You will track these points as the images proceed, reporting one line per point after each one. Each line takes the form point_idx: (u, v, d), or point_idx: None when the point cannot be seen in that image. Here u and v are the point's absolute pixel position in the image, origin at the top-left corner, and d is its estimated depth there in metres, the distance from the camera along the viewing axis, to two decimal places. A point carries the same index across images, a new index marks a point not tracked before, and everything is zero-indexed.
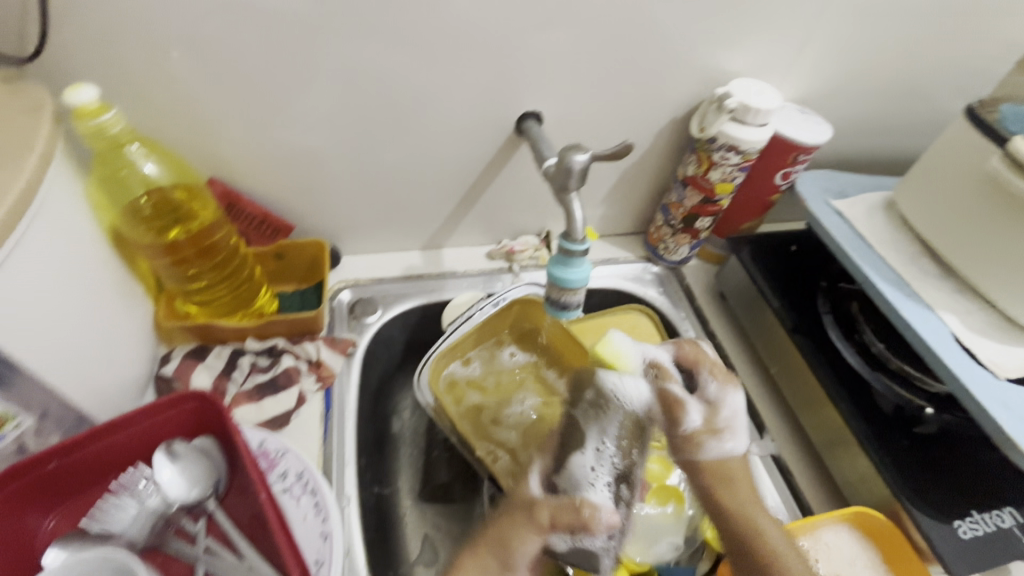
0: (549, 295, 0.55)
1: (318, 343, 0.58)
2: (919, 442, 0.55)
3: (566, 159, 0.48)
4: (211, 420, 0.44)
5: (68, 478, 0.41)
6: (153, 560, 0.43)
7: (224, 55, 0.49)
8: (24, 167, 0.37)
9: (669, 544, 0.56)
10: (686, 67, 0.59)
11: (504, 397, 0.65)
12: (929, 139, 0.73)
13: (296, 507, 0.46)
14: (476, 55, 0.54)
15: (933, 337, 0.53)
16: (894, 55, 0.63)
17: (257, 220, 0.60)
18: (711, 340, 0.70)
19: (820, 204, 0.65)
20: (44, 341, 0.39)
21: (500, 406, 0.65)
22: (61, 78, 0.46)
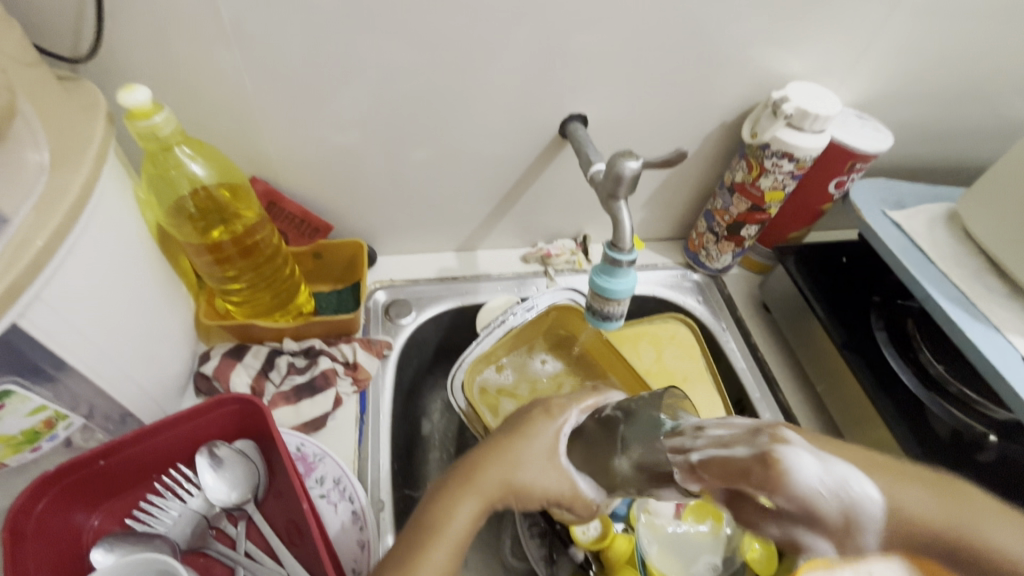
0: (590, 304, 0.54)
1: (354, 345, 0.57)
2: (982, 472, 0.52)
3: (616, 166, 0.47)
4: (251, 423, 0.45)
5: (114, 478, 0.42)
6: (194, 562, 0.42)
7: (272, 54, 0.48)
8: (81, 168, 0.37)
9: (707, 563, 0.54)
10: (740, 71, 0.56)
11: None
12: (994, 148, 0.69)
13: (333, 513, 0.46)
14: (524, 57, 0.52)
15: (1002, 361, 0.50)
16: (965, 60, 0.59)
17: (296, 219, 0.60)
18: (754, 353, 0.67)
19: (876, 214, 0.61)
20: (97, 343, 0.39)
21: None
22: (112, 75, 0.46)
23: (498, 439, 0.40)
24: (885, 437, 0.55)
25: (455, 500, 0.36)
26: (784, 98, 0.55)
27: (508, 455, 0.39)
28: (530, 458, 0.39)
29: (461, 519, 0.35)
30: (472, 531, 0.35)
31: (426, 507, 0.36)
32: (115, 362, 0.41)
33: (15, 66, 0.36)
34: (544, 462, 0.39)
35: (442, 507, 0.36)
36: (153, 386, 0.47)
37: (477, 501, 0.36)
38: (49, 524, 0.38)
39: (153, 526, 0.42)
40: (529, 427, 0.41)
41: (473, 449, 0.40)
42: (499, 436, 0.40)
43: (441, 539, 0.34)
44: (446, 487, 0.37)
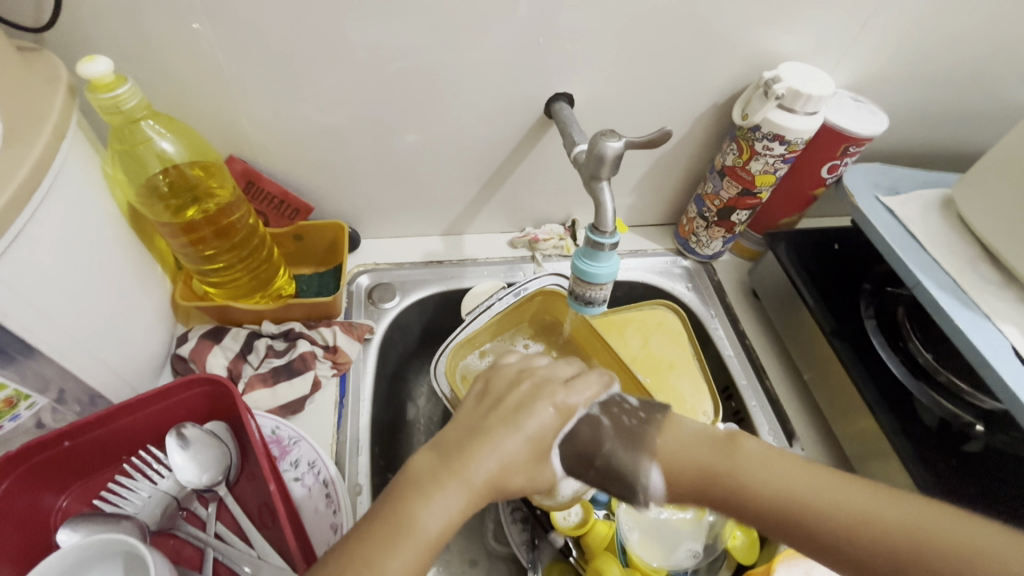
0: (573, 288, 0.53)
1: (334, 328, 0.57)
2: (968, 462, 0.51)
3: (598, 145, 0.45)
4: (223, 404, 0.44)
5: (81, 458, 0.41)
6: (163, 543, 0.42)
7: (245, 29, 0.47)
8: (37, 142, 0.36)
9: (688, 551, 0.54)
10: (732, 50, 0.55)
11: None
12: (993, 134, 0.68)
13: (307, 497, 0.45)
14: (507, 33, 0.50)
15: (991, 349, 0.49)
16: (968, 40, 0.57)
17: (276, 200, 0.59)
18: (742, 340, 0.66)
19: (869, 200, 0.60)
20: (63, 323, 0.39)
21: None
22: (78, 48, 0.45)
23: (487, 426, 0.34)
24: (871, 427, 0.54)
25: (439, 492, 0.31)
26: (775, 78, 0.53)
27: (501, 445, 0.33)
28: (522, 453, 0.34)
29: (439, 514, 0.31)
30: (452, 529, 0.31)
31: (395, 496, 0.32)
32: (82, 342, 0.41)
33: None
34: (529, 458, 0.34)
35: (422, 500, 0.31)
36: (125, 367, 0.46)
37: (465, 498, 0.32)
38: (13, 505, 0.38)
39: (121, 507, 0.42)
40: (525, 417, 0.35)
41: (456, 432, 0.35)
42: (492, 424, 0.34)
43: (414, 537, 0.30)
44: (420, 477, 0.32)
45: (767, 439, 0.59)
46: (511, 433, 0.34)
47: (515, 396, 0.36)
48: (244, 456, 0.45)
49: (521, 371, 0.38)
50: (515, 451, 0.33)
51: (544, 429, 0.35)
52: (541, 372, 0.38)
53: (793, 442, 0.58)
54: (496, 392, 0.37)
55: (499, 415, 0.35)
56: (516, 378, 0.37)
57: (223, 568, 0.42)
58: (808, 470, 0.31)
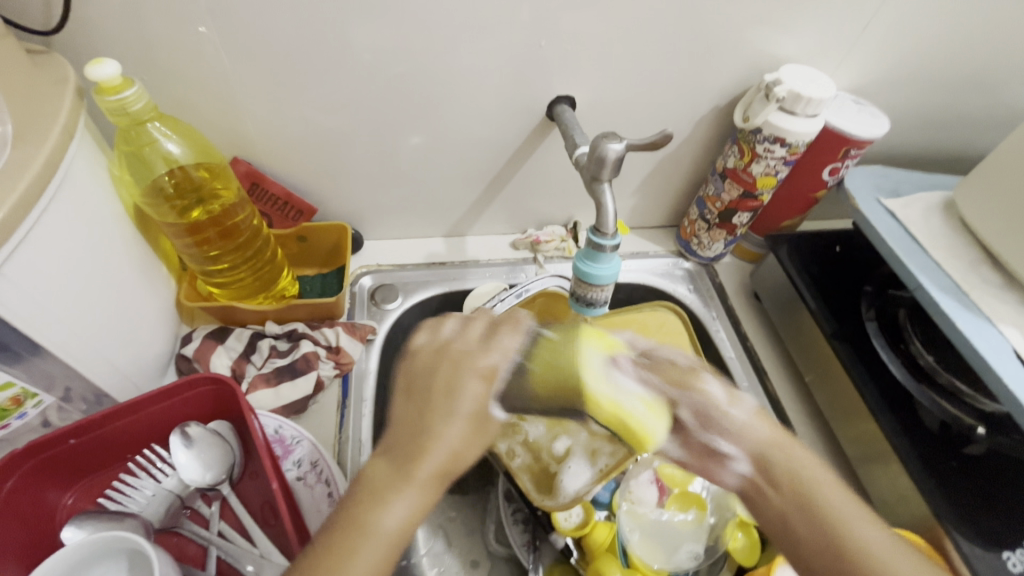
0: (574, 290, 0.53)
1: (337, 329, 0.57)
2: (970, 464, 0.51)
3: (599, 147, 0.46)
4: (226, 403, 0.45)
5: (87, 456, 0.42)
6: (166, 542, 0.42)
7: (250, 33, 0.47)
8: (46, 143, 0.36)
9: (689, 552, 0.53)
10: (733, 54, 0.55)
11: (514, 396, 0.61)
12: (995, 136, 0.68)
13: (309, 495, 0.46)
14: (509, 37, 0.51)
15: (991, 352, 0.49)
16: (969, 43, 0.57)
17: (280, 201, 0.60)
18: (743, 342, 0.66)
19: (870, 203, 0.60)
20: (70, 322, 0.39)
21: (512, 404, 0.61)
22: (87, 50, 0.46)
23: (425, 416, 0.35)
24: (872, 429, 0.54)
25: (396, 493, 0.33)
26: (777, 81, 0.53)
27: (443, 440, 0.34)
28: (460, 440, 0.35)
29: (396, 515, 0.32)
30: (414, 524, 0.33)
31: (353, 501, 0.33)
32: (88, 342, 0.41)
33: None
34: (467, 438, 0.35)
35: (381, 503, 0.32)
36: (130, 366, 0.46)
37: (422, 494, 0.33)
38: (18, 503, 0.38)
39: (125, 505, 0.42)
40: (455, 404, 0.36)
41: (394, 428, 0.36)
42: (425, 416, 0.35)
43: (374, 536, 0.32)
44: (380, 486, 0.33)
45: None
46: (444, 423, 0.35)
47: (441, 381, 0.37)
48: (248, 455, 0.45)
49: (439, 352, 0.39)
50: (458, 438, 0.35)
51: (472, 404, 0.36)
52: (455, 349, 0.39)
53: None
54: (421, 378, 0.37)
55: (431, 399, 0.36)
56: (434, 361, 0.38)
57: (226, 566, 0.42)
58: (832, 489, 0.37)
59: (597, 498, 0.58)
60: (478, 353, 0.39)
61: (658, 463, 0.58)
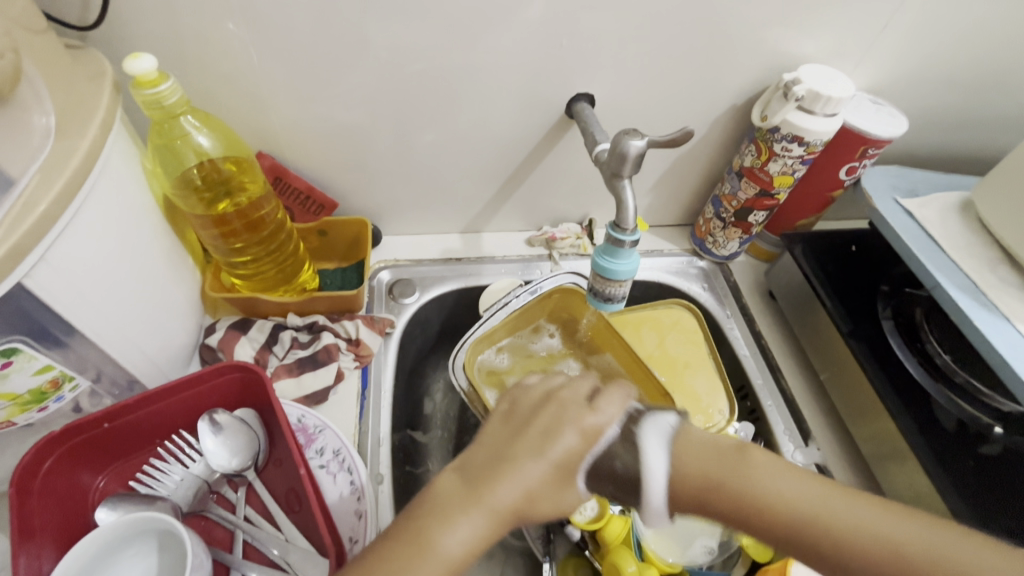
0: (593, 285, 0.54)
1: (357, 322, 0.58)
2: (987, 464, 0.51)
3: (621, 144, 0.46)
4: (252, 391, 0.46)
5: (118, 441, 0.43)
6: (195, 524, 0.44)
7: (277, 30, 0.48)
8: (87, 135, 0.37)
9: (703, 547, 0.54)
10: (751, 53, 0.55)
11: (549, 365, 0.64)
12: (1012, 137, 0.68)
13: (332, 483, 0.47)
14: (529, 35, 0.52)
15: (1009, 351, 0.49)
16: (990, 43, 0.57)
17: (302, 195, 0.61)
18: (758, 340, 0.66)
19: (887, 202, 0.60)
20: (105, 309, 0.40)
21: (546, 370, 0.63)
22: (120, 44, 0.47)
23: (515, 453, 0.30)
24: (888, 428, 0.54)
25: (460, 514, 0.29)
26: (795, 79, 0.53)
27: (521, 477, 0.30)
28: (540, 482, 0.30)
29: (458, 536, 0.28)
30: (472, 556, 0.28)
31: (417, 512, 0.29)
32: (121, 329, 0.42)
33: (23, 33, 0.36)
34: (557, 482, 0.30)
35: (443, 519, 0.28)
36: (159, 353, 0.48)
37: (485, 524, 0.28)
38: (54, 483, 0.39)
39: (156, 489, 0.43)
40: (543, 451, 0.30)
41: (479, 449, 0.32)
42: (516, 446, 0.31)
43: (433, 559, 0.27)
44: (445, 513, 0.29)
45: (782, 438, 0.59)
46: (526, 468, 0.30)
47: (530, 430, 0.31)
48: (272, 443, 0.46)
49: (545, 394, 0.34)
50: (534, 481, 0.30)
51: (566, 455, 0.31)
52: (564, 392, 0.33)
53: (808, 442, 0.59)
54: (523, 418, 0.33)
55: (528, 438, 0.31)
56: (542, 404, 0.33)
57: (252, 551, 0.43)
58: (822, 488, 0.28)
59: None
60: (583, 404, 0.32)
61: None
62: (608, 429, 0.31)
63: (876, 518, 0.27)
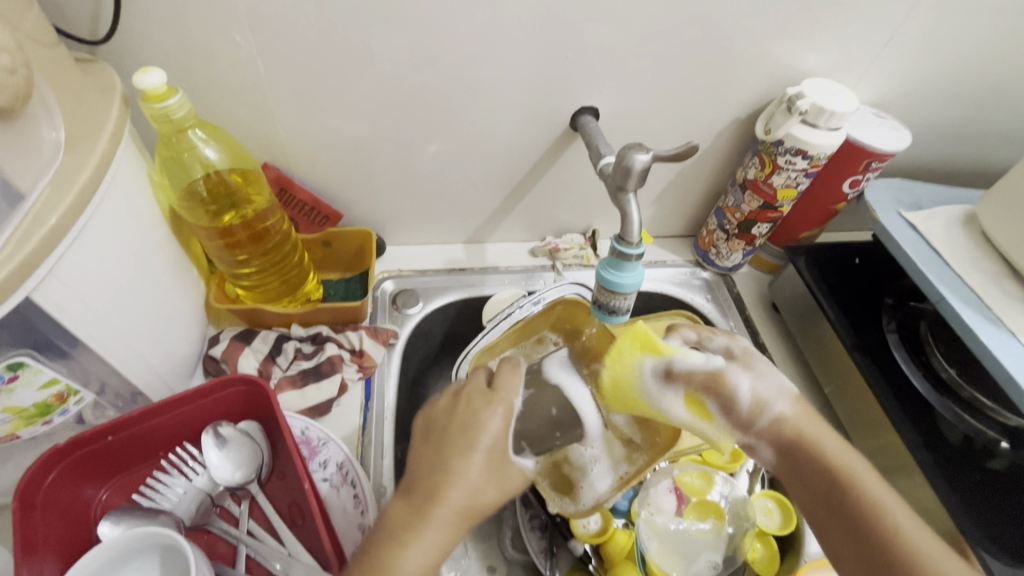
0: (597, 297, 0.54)
1: (361, 332, 0.58)
2: (994, 479, 0.51)
3: (626, 158, 0.46)
4: (256, 405, 0.46)
5: (121, 454, 0.43)
6: (198, 538, 0.44)
7: (285, 44, 0.49)
8: (96, 149, 0.38)
9: (708, 562, 0.53)
10: (755, 67, 0.56)
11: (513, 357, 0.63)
12: (1016, 150, 0.68)
13: (336, 497, 0.46)
14: (534, 48, 0.52)
15: (1015, 365, 0.49)
16: (993, 57, 0.57)
17: (307, 206, 0.61)
18: (762, 352, 0.66)
19: (891, 215, 0.60)
20: (110, 322, 0.40)
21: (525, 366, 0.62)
22: (130, 59, 0.47)
23: (443, 464, 0.37)
24: (894, 442, 0.54)
25: (417, 536, 0.35)
26: (799, 94, 0.53)
27: (455, 491, 0.36)
28: (473, 486, 0.37)
29: (416, 559, 0.34)
30: (434, 565, 0.35)
31: (379, 545, 0.35)
32: (126, 341, 0.42)
33: (36, 49, 0.36)
34: (502, 469, 0.38)
35: (402, 546, 0.34)
36: (163, 365, 0.48)
37: (442, 536, 0.35)
38: (57, 497, 0.39)
39: (159, 502, 0.43)
40: (464, 462, 0.37)
41: (415, 462, 0.38)
42: (444, 454, 0.37)
43: None
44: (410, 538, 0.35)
45: None
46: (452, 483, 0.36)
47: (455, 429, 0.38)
48: (275, 456, 0.46)
49: (454, 395, 0.41)
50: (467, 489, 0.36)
51: (492, 439, 0.38)
52: (468, 390, 0.41)
53: None
54: (439, 422, 0.39)
55: (450, 450, 0.37)
56: (451, 405, 0.40)
57: (256, 565, 0.43)
58: (885, 489, 0.41)
59: (615, 506, 0.58)
60: (492, 391, 0.40)
61: (677, 471, 0.59)
62: (514, 403, 0.40)
63: (916, 529, 0.39)
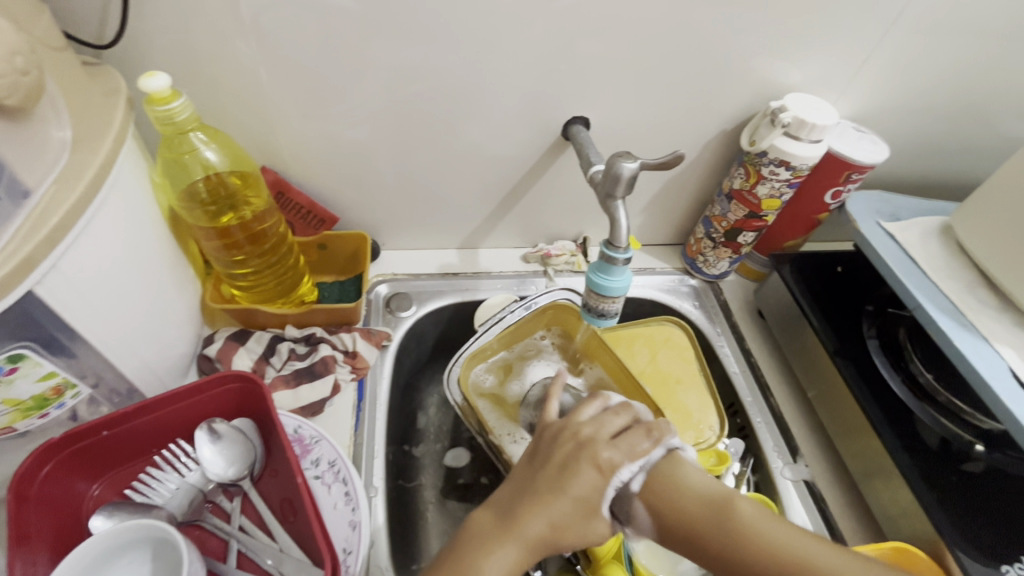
0: (586, 301, 0.55)
1: (354, 334, 0.59)
2: (969, 480, 0.52)
3: (615, 166, 0.48)
4: (250, 402, 0.46)
5: (117, 448, 0.43)
6: (189, 534, 0.44)
7: (285, 48, 0.50)
8: (100, 148, 0.39)
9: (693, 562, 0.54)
10: (739, 81, 0.58)
11: (518, 340, 0.64)
12: (988, 165, 0.70)
13: (327, 495, 0.47)
14: (527, 60, 0.54)
15: (988, 370, 0.50)
16: (965, 77, 0.60)
17: (304, 210, 0.62)
18: (748, 358, 0.68)
19: (871, 225, 0.62)
20: (109, 317, 0.41)
21: (523, 355, 0.64)
22: (134, 64, 0.49)
23: (572, 465, 0.39)
24: (874, 446, 0.56)
25: (497, 547, 0.36)
26: (782, 108, 0.55)
27: (581, 476, 0.38)
28: (591, 505, 0.38)
29: (497, 565, 0.36)
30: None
31: (461, 547, 0.37)
32: (123, 336, 0.43)
33: (44, 49, 0.37)
34: (592, 505, 0.38)
35: (486, 551, 0.36)
36: (157, 361, 0.48)
37: (519, 549, 0.37)
38: (51, 490, 0.40)
39: (150, 497, 0.44)
40: (593, 452, 0.39)
41: (515, 492, 0.39)
42: (567, 470, 0.39)
43: None
44: (556, 518, 0.37)
45: (771, 455, 0.60)
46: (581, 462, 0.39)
47: (620, 448, 0.40)
48: (268, 453, 0.47)
49: (574, 435, 0.41)
50: (588, 485, 0.38)
51: (583, 489, 0.38)
52: (584, 432, 0.41)
53: (797, 458, 0.60)
54: (543, 453, 0.41)
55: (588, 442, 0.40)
56: (563, 440, 0.41)
57: (247, 561, 0.43)
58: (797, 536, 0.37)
59: None
60: (608, 441, 0.40)
61: None
62: (622, 468, 0.39)
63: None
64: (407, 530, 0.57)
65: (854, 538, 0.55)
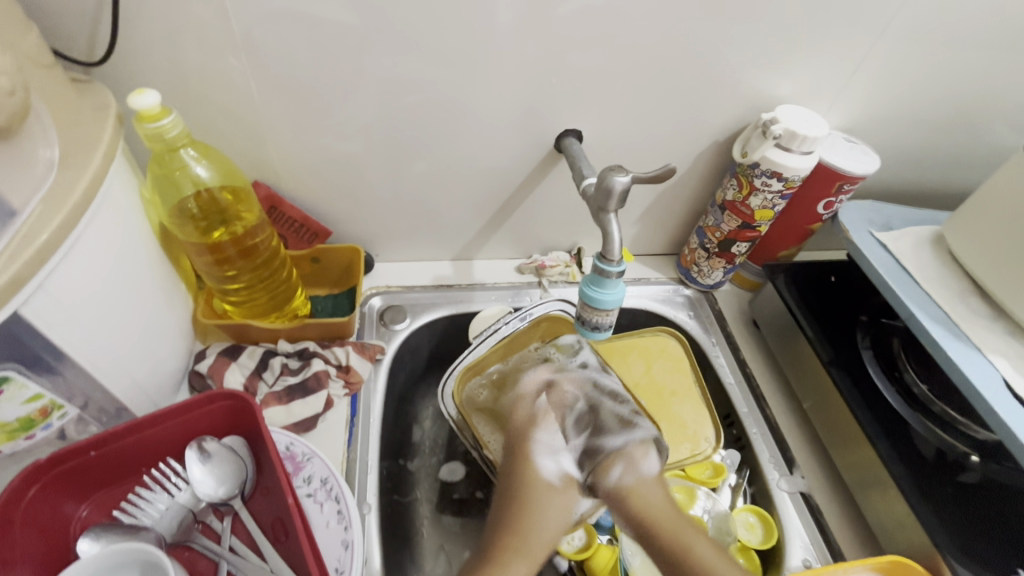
0: (580, 313, 0.55)
1: (347, 348, 0.58)
2: (965, 491, 0.52)
3: (606, 179, 0.48)
4: (241, 420, 0.46)
5: (105, 468, 0.43)
6: (179, 555, 0.44)
7: (276, 63, 0.50)
8: (88, 166, 0.38)
9: None
10: (730, 94, 0.58)
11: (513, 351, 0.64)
12: (980, 173, 0.71)
13: (319, 513, 0.46)
14: (519, 74, 0.54)
15: (981, 380, 0.50)
16: (953, 87, 0.60)
17: (296, 223, 0.62)
18: (744, 368, 0.68)
19: (863, 235, 0.63)
20: (98, 335, 0.41)
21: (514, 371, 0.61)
22: (125, 81, 0.49)
23: (515, 471, 0.53)
24: (870, 456, 0.55)
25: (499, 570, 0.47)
26: (773, 119, 0.56)
27: (540, 503, 0.51)
28: (557, 506, 0.51)
29: None
30: None
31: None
32: (112, 355, 0.43)
33: (31, 67, 0.37)
34: (552, 522, 0.50)
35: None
36: (147, 379, 0.48)
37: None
38: (38, 512, 0.39)
39: (140, 518, 0.43)
40: (534, 488, 0.52)
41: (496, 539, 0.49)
42: (519, 513, 0.50)
43: None
44: (531, 555, 0.48)
45: (768, 467, 0.60)
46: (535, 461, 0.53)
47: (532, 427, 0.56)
48: (260, 471, 0.46)
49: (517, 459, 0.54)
50: (548, 530, 0.50)
51: (547, 534, 0.50)
52: (536, 482, 0.52)
53: (793, 469, 0.59)
54: (512, 492, 0.52)
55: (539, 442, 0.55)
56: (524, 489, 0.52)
57: None
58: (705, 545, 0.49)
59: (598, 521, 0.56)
60: (552, 489, 0.52)
61: None
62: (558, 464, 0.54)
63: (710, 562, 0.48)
64: (403, 547, 0.57)
65: (850, 551, 0.54)
